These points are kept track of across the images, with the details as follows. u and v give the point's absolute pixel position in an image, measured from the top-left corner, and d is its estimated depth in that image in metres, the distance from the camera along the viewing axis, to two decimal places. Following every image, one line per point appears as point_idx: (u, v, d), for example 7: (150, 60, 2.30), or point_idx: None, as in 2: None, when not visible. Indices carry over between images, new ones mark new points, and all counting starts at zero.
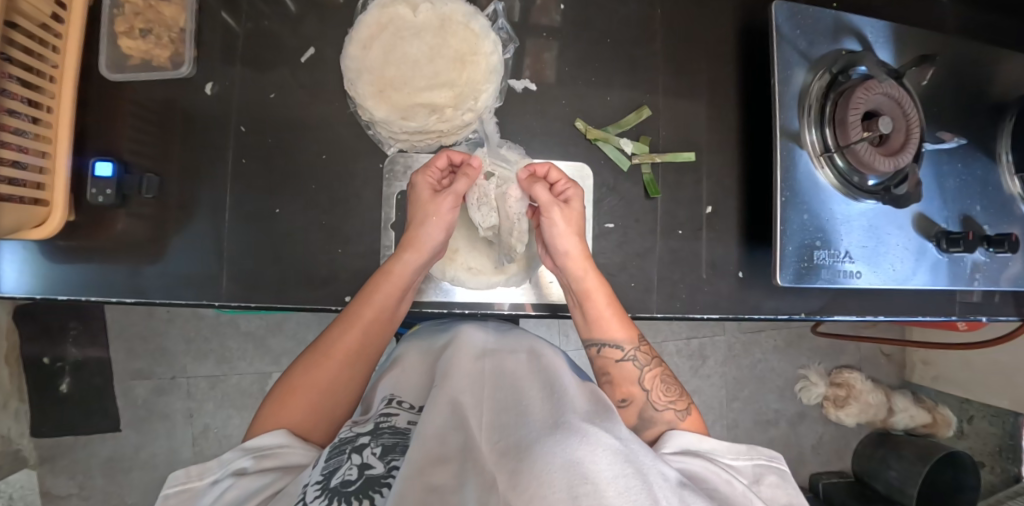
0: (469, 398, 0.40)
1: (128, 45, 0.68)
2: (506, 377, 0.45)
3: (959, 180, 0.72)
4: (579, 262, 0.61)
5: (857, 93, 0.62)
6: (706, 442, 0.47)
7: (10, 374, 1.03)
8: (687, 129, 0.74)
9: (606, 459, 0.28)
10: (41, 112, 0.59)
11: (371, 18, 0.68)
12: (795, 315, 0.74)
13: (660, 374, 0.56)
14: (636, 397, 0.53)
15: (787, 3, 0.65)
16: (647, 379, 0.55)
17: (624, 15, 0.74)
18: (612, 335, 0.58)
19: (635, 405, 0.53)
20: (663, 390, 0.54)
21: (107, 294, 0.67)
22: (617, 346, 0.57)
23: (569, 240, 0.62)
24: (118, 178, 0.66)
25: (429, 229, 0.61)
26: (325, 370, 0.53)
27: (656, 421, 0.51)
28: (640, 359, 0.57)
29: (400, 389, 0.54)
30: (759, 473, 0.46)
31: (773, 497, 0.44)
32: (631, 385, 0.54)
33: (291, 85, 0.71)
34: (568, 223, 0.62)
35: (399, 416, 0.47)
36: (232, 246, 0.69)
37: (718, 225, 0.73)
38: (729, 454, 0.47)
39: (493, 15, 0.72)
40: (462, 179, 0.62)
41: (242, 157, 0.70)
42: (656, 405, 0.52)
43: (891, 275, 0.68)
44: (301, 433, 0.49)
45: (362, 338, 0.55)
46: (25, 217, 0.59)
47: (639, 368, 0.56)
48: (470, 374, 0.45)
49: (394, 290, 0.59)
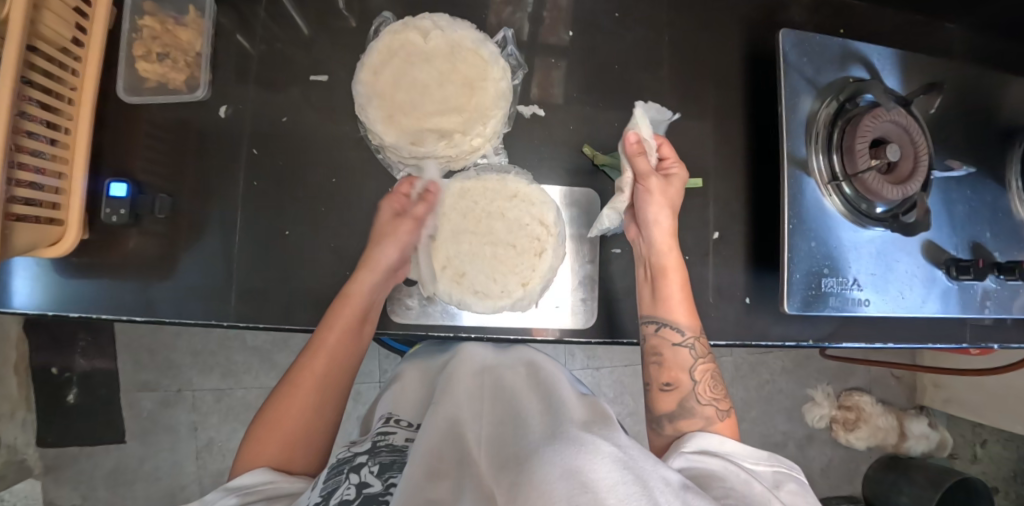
0: (469, 417, 0.42)
1: (146, 69, 0.69)
2: (504, 394, 0.46)
3: (968, 207, 0.71)
4: (665, 235, 0.63)
5: (864, 121, 0.62)
6: (725, 446, 0.48)
7: (18, 383, 1.04)
8: (694, 155, 0.74)
9: (606, 465, 0.27)
10: (58, 133, 0.62)
11: (381, 44, 0.67)
12: (804, 342, 0.73)
13: (710, 371, 0.58)
14: (682, 384, 0.56)
15: (794, 32, 0.65)
16: (698, 371, 0.57)
17: (633, 41, 0.74)
18: (676, 319, 0.60)
19: (679, 392, 0.56)
20: (710, 386, 0.56)
21: (116, 311, 0.68)
22: (678, 330, 0.60)
23: (660, 213, 0.64)
24: (131, 198, 0.66)
25: (382, 249, 0.62)
26: (298, 399, 0.53)
27: (695, 413, 0.54)
28: (698, 349, 0.58)
29: (399, 407, 0.54)
30: (779, 479, 0.45)
31: (794, 501, 0.42)
32: (680, 372, 0.57)
33: (303, 108, 0.73)
34: (663, 195, 0.64)
35: (398, 433, 0.47)
36: (241, 265, 0.69)
37: (725, 251, 0.73)
38: (748, 458, 0.47)
39: (503, 41, 0.73)
40: (420, 206, 0.64)
41: (253, 179, 0.71)
42: (700, 398, 0.55)
43: (900, 302, 0.67)
44: (281, 468, 0.49)
45: (328, 362, 0.56)
46: (40, 236, 0.61)
47: (692, 359, 0.58)
48: (469, 394, 0.47)
49: (355, 311, 0.59)
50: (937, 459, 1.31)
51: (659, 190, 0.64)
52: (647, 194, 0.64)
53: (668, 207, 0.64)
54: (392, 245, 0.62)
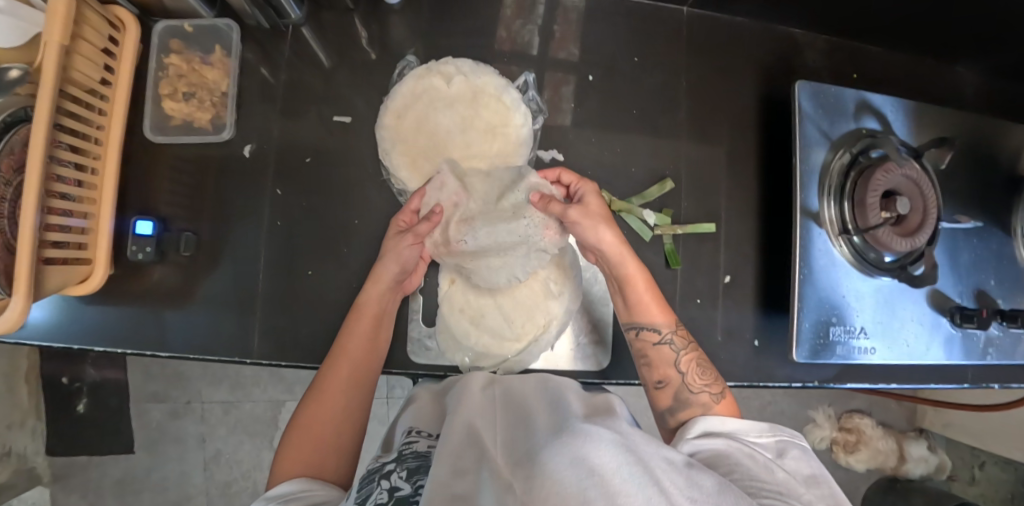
0: (483, 420, 0.42)
1: (171, 107, 0.70)
2: (516, 397, 0.46)
3: (973, 255, 0.72)
4: (618, 249, 0.60)
5: (876, 176, 0.64)
6: (728, 424, 0.48)
7: (29, 391, 1.05)
8: (708, 201, 0.75)
9: (609, 451, 0.28)
10: (86, 174, 0.63)
11: (406, 89, 0.71)
12: (809, 384, 0.74)
13: (697, 358, 0.57)
14: (672, 380, 0.56)
15: (811, 84, 0.67)
16: (683, 362, 0.57)
17: (651, 85, 0.76)
18: (652, 318, 0.59)
19: (671, 387, 0.56)
20: (700, 373, 0.56)
21: (140, 346, 0.68)
22: (656, 330, 0.59)
23: (597, 223, 0.61)
24: (157, 235, 0.68)
25: (387, 261, 0.61)
26: (323, 409, 0.52)
27: (691, 403, 0.53)
28: (678, 342, 0.58)
29: (419, 421, 0.54)
30: (783, 448, 0.46)
31: (798, 468, 0.43)
32: (668, 368, 0.57)
33: (325, 148, 0.74)
34: (589, 214, 0.61)
35: (421, 441, 0.48)
36: (261, 301, 0.70)
37: (735, 294, 0.74)
38: (752, 432, 0.48)
39: (524, 86, 0.75)
40: (423, 225, 0.60)
41: (277, 219, 0.72)
42: (692, 388, 0.55)
43: (905, 350, 0.69)
44: (315, 475, 0.48)
45: (349, 371, 0.56)
46: (69, 276, 0.62)
47: (676, 351, 0.58)
48: (481, 399, 0.47)
49: (370, 320, 0.59)
50: (936, 481, 1.33)
51: (579, 215, 0.61)
52: (585, 228, 0.61)
53: (602, 221, 0.61)
54: (395, 257, 0.61)
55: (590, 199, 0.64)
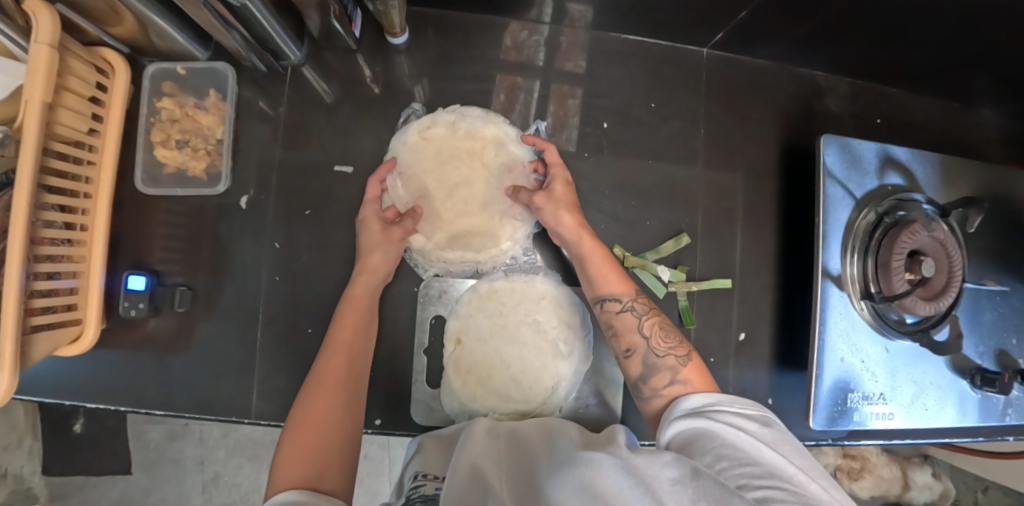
0: (487, 461, 0.41)
1: (164, 155, 0.67)
2: (521, 440, 0.45)
3: (996, 314, 0.70)
4: (575, 229, 0.60)
5: (902, 237, 0.62)
6: (710, 399, 0.44)
7: (27, 412, 1.03)
8: (724, 256, 0.72)
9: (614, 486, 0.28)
10: (75, 232, 0.60)
11: (411, 139, 0.68)
12: (823, 441, 0.71)
13: (660, 322, 0.54)
14: (637, 345, 0.52)
15: (835, 138, 0.65)
16: (646, 326, 0.53)
17: (667, 134, 0.73)
18: (610, 287, 0.57)
19: (637, 354, 0.52)
20: (663, 336, 0.52)
21: (134, 403, 0.66)
22: (615, 299, 0.56)
23: (560, 208, 0.61)
24: (150, 291, 0.65)
25: (380, 257, 0.61)
26: (321, 405, 0.47)
27: (659, 368, 0.50)
28: (639, 309, 0.55)
29: (427, 463, 0.50)
30: (768, 419, 0.41)
31: (784, 439, 0.38)
32: (632, 333, 0.53)
33: (327, 198, 0.71)
34: (552, 199, 0.62)
35: (428, 485, 0.45)
36: (259, 359, 0.68)
37: (750, 353, 0.72)
38: (735, 404, 0.43)
39: (535, 134, 0.72)
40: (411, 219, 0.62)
41: (275, 274, 0.69)
42: (658, 351, 0.52)
43: (925, 414, 0.66)
44: (316, 485, 0.40)
45: (346, 363, 0.52)
46: (58, 339, 0.59)
47: (638, 317, 0.54)
48: (484, 437, 0.46)
49: (361, 311, 0.58)
50: None
51: (542, 201, 0.62)
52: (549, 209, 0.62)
53: (563, 204, 0.62)
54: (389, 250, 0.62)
55: (558, 185, 0.63)
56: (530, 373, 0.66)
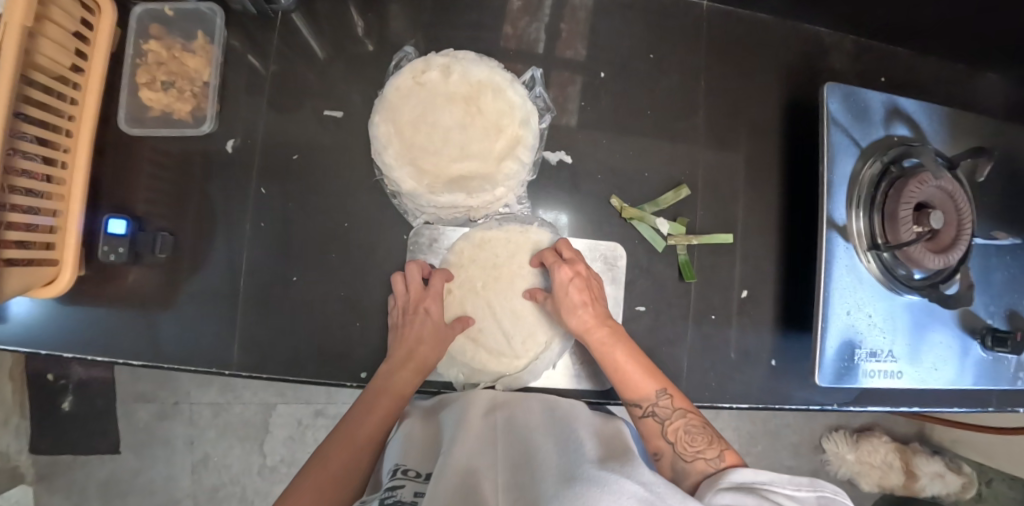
0: (482, 463, 0.37)
1: (149, 97, 0.65)
2: (521, 434, 0.42)
3: (1007, 274, 0.67)
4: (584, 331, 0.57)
5: (910, 186, 0.59)
6: (761, 476, 0.36)
7: (13, 389, 0.99)
8: (726, 211, 0.70)
9: None
10: (54, 169, 0.58)
11: (402, 83, 0.65)
12: (827, 406, 0.69)
13: (687, 424, 0.48)
14: (664, 451, 0.47)
15: (840, 85, 0.62)
16: (671, 432, 0.48)
17: (666, 88, 0.71)
18: (631, 392, 0.52)
19: (665, 459, 0.47)
20: (690, 439, 0.46)
21: (112, 354, 0.64)
22: (636, 405, 0.51)
23: (569, 296, 0.59)
24: (131, 235, 0.63)
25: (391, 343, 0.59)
26: (337, 455, 0.45)
27: (686, 472, 0.43)
28: (662, 413, 0.50)
29: (407, 456, 0.43)
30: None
31: None
32: (657, 438, 0.48)
33: (315, 146, 0.69)
34: (563, 298, 0.59)
35: (405, 487, 0.38)
36: (247, 311, 0.66)
37: (752, 311, 0.69)
38: (788, 484, 0.34)
39: (531, 81, 0.70)
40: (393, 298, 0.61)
41: (261, 221, 0.67)
42: (685, 456, 0.45)
43: (934, 375, 0.64)
44: None
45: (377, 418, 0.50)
46: (32, 279, 0.56)
47: (661, 422, 0.49)
48: (481, 431, 0.43)
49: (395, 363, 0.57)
50: None
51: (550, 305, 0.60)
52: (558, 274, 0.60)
53: (568, 306, 0.59)
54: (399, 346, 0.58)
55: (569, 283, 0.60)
56: (520, 325, 0.64)
